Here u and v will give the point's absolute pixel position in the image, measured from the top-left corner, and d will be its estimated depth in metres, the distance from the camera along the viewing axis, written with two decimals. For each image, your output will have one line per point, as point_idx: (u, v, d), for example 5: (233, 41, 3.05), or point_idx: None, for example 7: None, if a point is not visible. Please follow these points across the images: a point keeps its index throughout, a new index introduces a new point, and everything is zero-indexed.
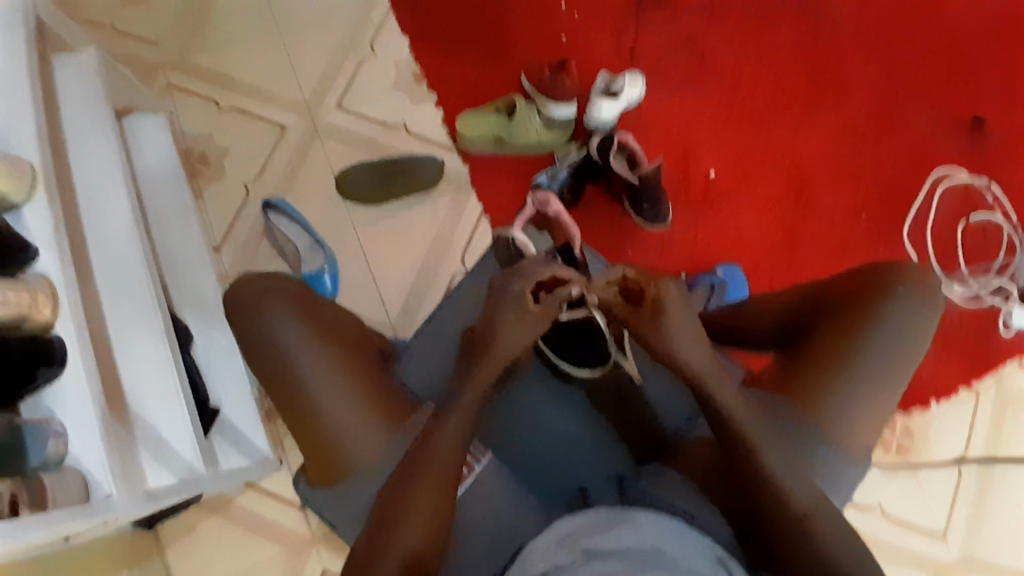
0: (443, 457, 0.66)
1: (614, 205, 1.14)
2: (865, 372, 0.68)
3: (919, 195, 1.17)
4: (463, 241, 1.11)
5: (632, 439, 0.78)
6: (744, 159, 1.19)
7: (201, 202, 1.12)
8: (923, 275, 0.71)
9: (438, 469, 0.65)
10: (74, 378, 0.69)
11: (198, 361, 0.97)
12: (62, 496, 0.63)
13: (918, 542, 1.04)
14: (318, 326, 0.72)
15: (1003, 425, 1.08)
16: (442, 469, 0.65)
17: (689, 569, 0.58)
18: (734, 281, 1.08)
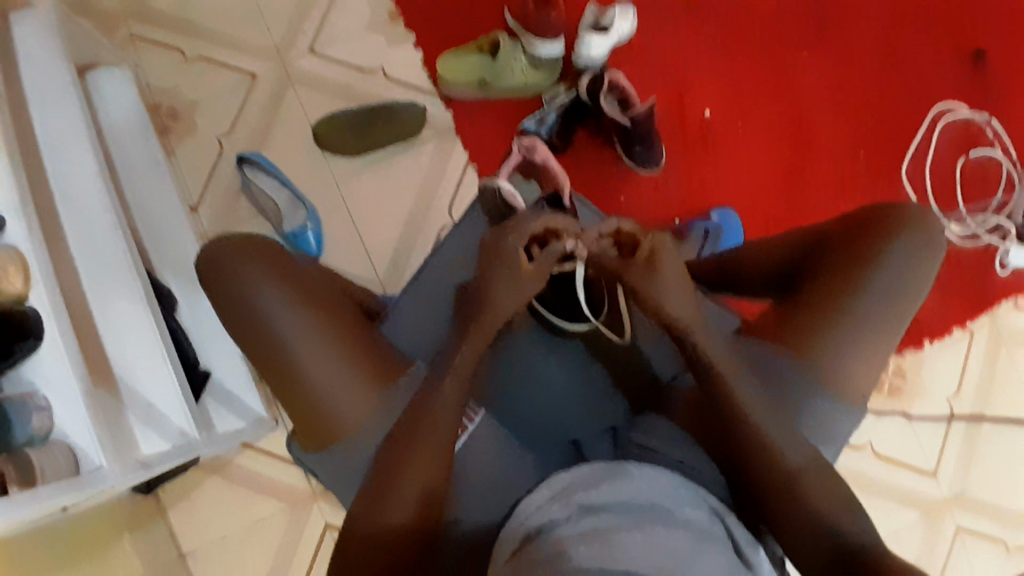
0: (438, 422, 0.65)
1: (604, 149, 1.10)
2: (862, 318, 0.67)
3: (920, 132, 1.14)
4: (450, 190, 1.07)
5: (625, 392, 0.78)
6: (740, 97, 1.14)
7: (174, 160, 1.07)
8: (922, 218, 0.69)
9: (434, 434, 0.65)
10: (52, 352, 0.67)
11: (184, 325, 0.95)
12: (51, 471, 0.63)
13: (908, 479, 1.06)
14: (300, 292, 0.69)
15: (996, 364, 1.09)
16: (439, 434, 0.65)
17: (686, 520, 0.58)
18: (728, 225, 1.05)
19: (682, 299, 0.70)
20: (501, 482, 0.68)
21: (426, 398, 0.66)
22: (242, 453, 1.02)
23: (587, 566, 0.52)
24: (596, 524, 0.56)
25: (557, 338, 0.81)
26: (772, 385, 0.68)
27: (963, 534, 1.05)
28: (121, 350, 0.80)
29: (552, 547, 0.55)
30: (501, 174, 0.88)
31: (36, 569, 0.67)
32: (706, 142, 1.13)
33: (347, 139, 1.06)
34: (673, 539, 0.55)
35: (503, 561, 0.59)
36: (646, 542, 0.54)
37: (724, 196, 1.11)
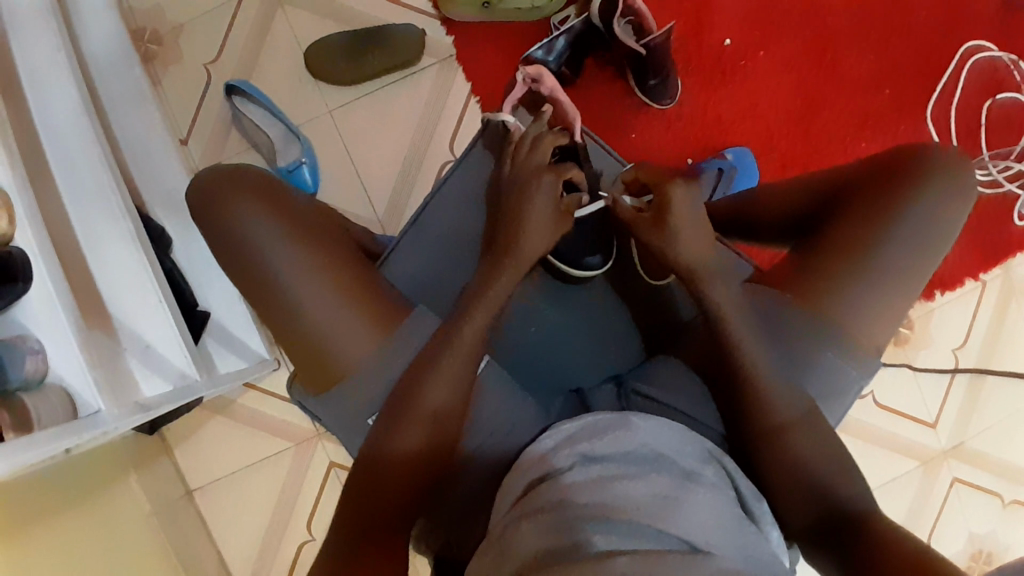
0: (446, 374, 0.63)
1: (616, 80, 1.04)
2: (880, 270, 0.64)
3: (948, 70, 1.07)
4: (451, 125, 1.02)
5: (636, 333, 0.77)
6: (763, 25, 1.06)
7: (160, 88, 1.01)
8: (956, 164, 0.65)
9: (441, 386, 0.63)
10: (43, 294, 0.64)
11: (179, 266, 0.92)
12: (47, 416, 0.61)
13: (908, 429, 1.06)
14: (298, 231, 0.66)
15: (1005, 317, 1.07)
16: (444, 387, 0.63)
17: (688, 470, 0.58)
18: (743, 164, 1.01)
19: (696, 242, 0.67)
20: (503, 434, 0.68)
21: (433, 349, 0.64)
22: (246, 394, 1.02)
23: (588, 514, 0.52)
24: (599, 474, 0.56)
25: (560, 281, 0.79)
26: (783, 334, 0.65)
27: (957, 484, 1.06)
28: (116, 292, 0.78)
29: (552, 496, 0.55)
30: (506, 107, 0.84)
31: (46, 510, 0.68)
32: (724, 73, 1.06)
33: (346, 67, 0.99)
34: (678, 491, 0.54)
35: (503, 511, 0.59)
36: (650, 492, 0.54)
37: (739, 132, 1.05)
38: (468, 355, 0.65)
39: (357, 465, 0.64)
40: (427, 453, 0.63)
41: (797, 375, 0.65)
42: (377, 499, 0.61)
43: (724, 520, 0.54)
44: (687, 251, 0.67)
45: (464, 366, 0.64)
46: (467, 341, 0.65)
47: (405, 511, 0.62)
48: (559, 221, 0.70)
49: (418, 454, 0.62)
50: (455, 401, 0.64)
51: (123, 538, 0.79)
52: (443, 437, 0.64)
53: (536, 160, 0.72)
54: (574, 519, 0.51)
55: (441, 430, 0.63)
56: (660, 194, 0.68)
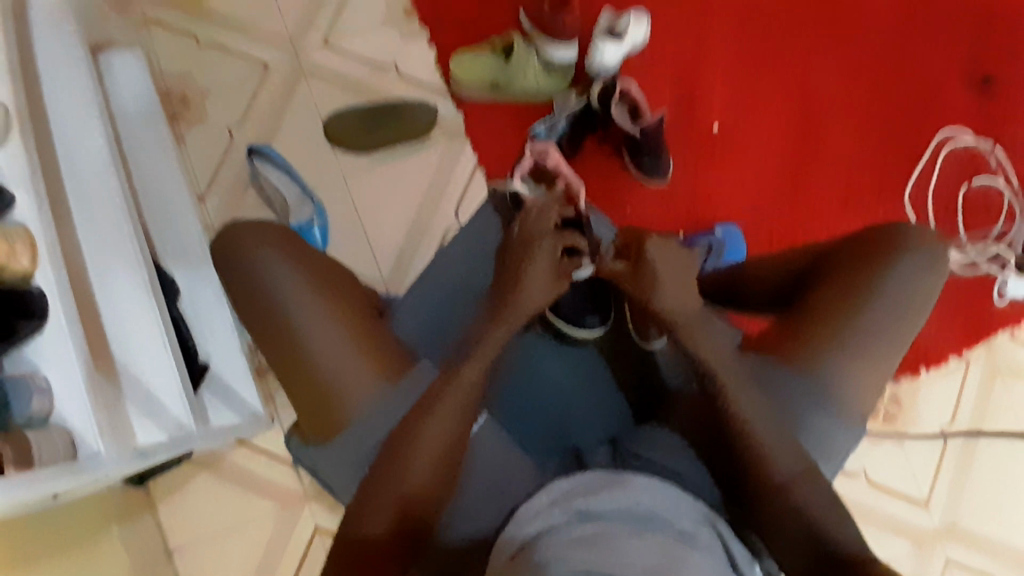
0: (441, 423, 0.65)
1: (613, 159, 1.10)
2: (863, 335, 0.67)
3: (926, 155, 1.15)
4: (457, 193, 1.07)
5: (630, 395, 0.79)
6: (749, 111, 1.15)
7: (184, 147, 1.07)
8: (927, 238, 0.70)
9: (437, 435, 0.64)
10: (58, 332, 0.67)
11: (185, 315, 0.95)
12: (48, 455, 0.61)
13: (899, 508, 1.07)
14: (314, 278, 0.70)
15: (991, 395, 1.09)
16: (440, 435, 0.65)
17: (681, 530, 0.58)
18: (731, 240, 1.07)
19: (677, 300, 0.71)
20: (500, 489, 0.68)
21: (432, 399, 0.66)
22: (236, 449, 1.01)
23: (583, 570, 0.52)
24: (593, 530, 0.56)
25: (556, 340, 0.83)
26: (775, 396, 0.67)
27: (952, 566, 1.05)
28: (122, 337, 0.79)
29: (548, 552, 0.55)
30: (514, 176, 0.89)
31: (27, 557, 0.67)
32: (714, 154, 1.13)
33: (365, 135, 1.06)
34: (672, 551, 0.55)
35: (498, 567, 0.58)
36: (644, 550, 0.54)
37: (729, 208, 1.12)
38: (466, 404, 0.67)
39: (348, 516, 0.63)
40: (418, 505, 0.63)
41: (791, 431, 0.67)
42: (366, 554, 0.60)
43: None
44: (669, 304, 0.71)
45: (460, 414, 0.66)
46: (467, 388, 0.67)
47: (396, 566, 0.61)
48: (557, 281, 0.74)
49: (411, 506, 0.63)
50: (449, 450, 0.65)
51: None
52: (435, 487, 0.64)
53: (533, 226, 0.76)
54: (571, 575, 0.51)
55: (434, 481, 0.64)
56: (637, 252, 0.73)
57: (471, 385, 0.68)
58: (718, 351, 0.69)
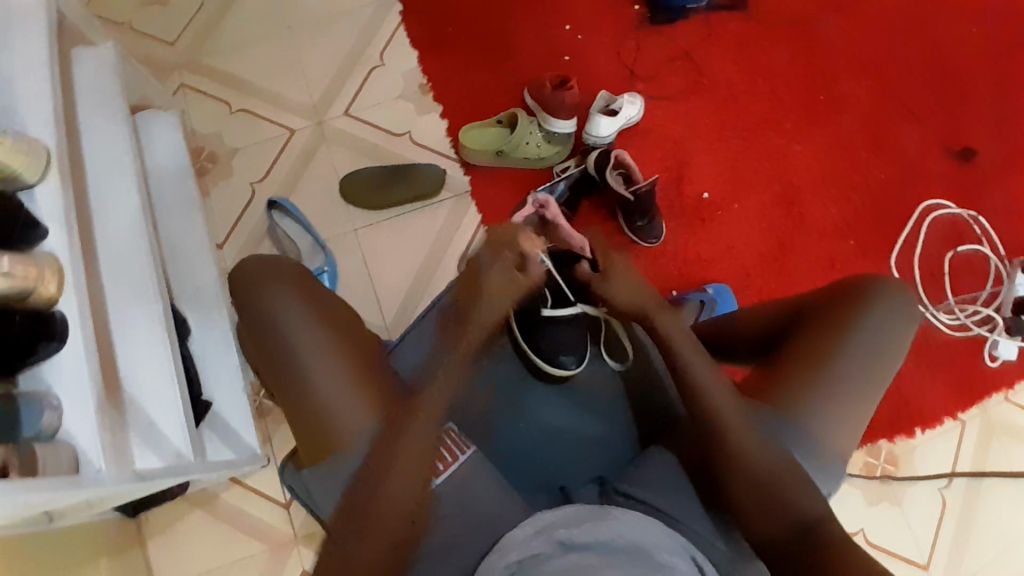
0: (408, 465, 0.67)
1: (609, 222, 1.17)
2: (848, 377, 0.70)
3: (909, 224, 1.21)
4: (461, 247, 1.13)
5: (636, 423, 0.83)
6: (737, 180, 1.22)
7: (208, 199, 1.15)
8: (899, 287, 0.75)
9: (404, 478, 0.67)
10: (74, 355, 0.70)
11: (193, 352, 0.98)
12: (51, 467, 0.63)
13: (901, 569, 1.06)
14: (313, 318, 0.72)
15: (988, 453, 1.11)
16: (406, 479, 0.67)
17: (665, 564, 0.57)
18: (723, 297, 1.11)
19: (631, 294, 0.83)
20: (487, 514, 0.69)
21: (402, 440, 0.67)
22: (231, 488, 1.02)
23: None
24: (583, 560, 0.56)
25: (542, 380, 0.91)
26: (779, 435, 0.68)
27: None
28: (133, 370, 0.83)
29: None
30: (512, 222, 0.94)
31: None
32: (704, 219, 1.20)
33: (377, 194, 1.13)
34: None
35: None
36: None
37: (718, 268, 1.17)
38: (428, 446, 0.69)
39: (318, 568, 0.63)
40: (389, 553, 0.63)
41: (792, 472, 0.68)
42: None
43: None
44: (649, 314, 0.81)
45: (424, 457, 0.68)
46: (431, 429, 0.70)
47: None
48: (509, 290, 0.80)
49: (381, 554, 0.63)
50: (416, 491, 0.67)
51: None
52: (402, 534, 0.65)
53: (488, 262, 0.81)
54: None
55: (403, 528, 0.65)
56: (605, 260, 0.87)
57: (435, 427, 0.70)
58: (724, 394, 0.71)
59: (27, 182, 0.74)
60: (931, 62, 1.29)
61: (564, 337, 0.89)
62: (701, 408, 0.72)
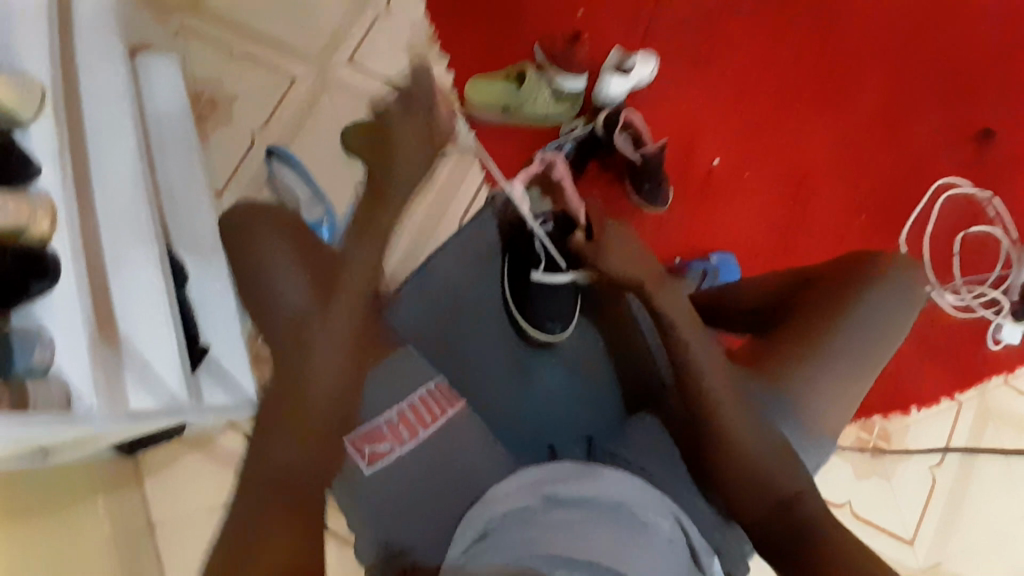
0: (327, 368, 0.67)
1: (614, 185, 1.15)
2: (842, 355, 0.71)
3: (922, 203, 1.18)
4: (463, 205, 1.13)
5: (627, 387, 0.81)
6: (748, 149, 1.19)
7: (208, 146, 1.13)
8: (900, 269, 0.75)
9: (324, 379, 0.66)
10: (66, 292, 0.69)
11: (191, 300, 0.97)
12: (43, 402, 0.63)
13: (886, 544, 1.07)
14: (262, 245, 0.76)
15: (982, 436, 1.11)
16: (327, 381, 0.67)
17: (644, 522, 0.57)
18: (727, 267, 1.09)
19: (624, 262, 0.75)
20: (476, 466, 0.68)
21: (319, 344, 0.68)
22: (227, 434, 1.03)
23: (565, 556, 0.51)
24: (564, 518, 0.55)
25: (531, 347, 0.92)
26: (768, 409, 0.69)
27: None
28: (127, 313, 0.80)
29: (520, 534, 0.55)
30: (517, 179, 0.93)
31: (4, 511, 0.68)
32: (712, 187, 1.17)
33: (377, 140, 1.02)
34: (626, 540, 0.54)
35: (455, 557, 0.57)
36: (605, 539, 0.53)
37: (723, 241, 1.15)
38: (348, 350, 0.69)
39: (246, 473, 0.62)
40: (311, 453, 0.63)
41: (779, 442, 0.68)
42: (256, 501, 0.60)
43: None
44: (619, 265, 0.75)
45: (345, 361, 0.68)
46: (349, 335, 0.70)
47: (287, 516, 0.59)
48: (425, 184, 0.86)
49: (303, 452, 0.62)
50: (339, 392, 0.67)
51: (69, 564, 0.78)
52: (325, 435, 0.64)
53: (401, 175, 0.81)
54: (549, 560, 0.51)
55: (328, 430, 0.65)
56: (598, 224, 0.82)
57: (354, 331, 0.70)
58: (715, 361, 0.70)
59: (21, 120, 0.72)
60: (956, 35, 1.26)
61: (551, 305, 0.90)
62: (687, 371, 0.70)
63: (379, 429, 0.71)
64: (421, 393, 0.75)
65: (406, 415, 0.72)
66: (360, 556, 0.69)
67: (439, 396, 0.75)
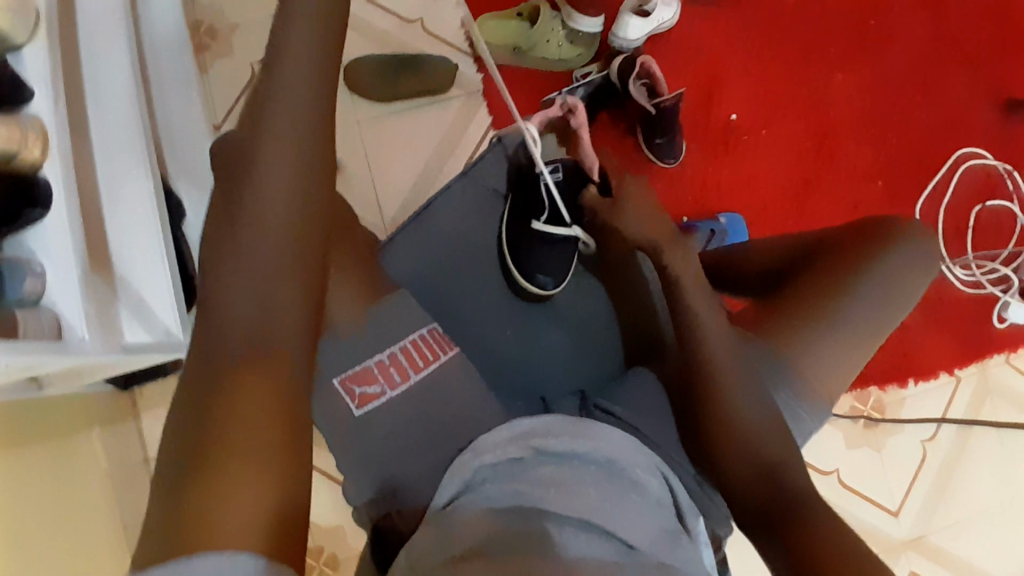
0: (272, 196, 0.61)
1: (626, 137, 1.11)
2: (847, 323, 0.69)
3: (942, 172, 1.14)
4: (468, 150, 1.09)
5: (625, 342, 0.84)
6: (769, 104, 1.14)
7: (207, 77, 1.09)
8: (914, 239, 0.73)
9: (273, 205, 0.61)
10: (58, 222, 0.66)
11: (188, 238, 0.95)
12: (34, 331, 0.61)
13: (871, 513, 1.08)
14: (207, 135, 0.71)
15: (978, 414, 1.11)
16: (266, 246, 0.60)
17: (636, 481, 0.57)
18: (735, 228, 1.07)
19: (644, 224, 0.77)
20: (467, 415, 0.69)
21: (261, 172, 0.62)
22: None
23: (554, 512, 0.51)
24: (553, 472, 0.55)
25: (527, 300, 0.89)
26: (765, 375, 0.68)
27: None
28: (125, 249, 0.78)
29: (509, 486, 0.54)
30: (535, 121, 0.87)
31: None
32: (728, 144, 1.13)
33: (359, 80, 1.07)
34: (616, 496, 0.53)
35: (436, 510, 0.57)
36: (597, 495, 0.53)
37: (735, 200, 1.12)
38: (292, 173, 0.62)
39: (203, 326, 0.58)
40: (257, 336, 0.58)
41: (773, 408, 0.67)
42: (215, 375, 0.55)
43: (669, 540, 0.53)
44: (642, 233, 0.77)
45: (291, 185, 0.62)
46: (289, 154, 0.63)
47: (241, 395, 0.54)
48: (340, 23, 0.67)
49: (266, 286, 0.60)
50: (288, 218, 0.62)
51: (64, 495, 0.80)
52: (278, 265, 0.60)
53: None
54: (535, 515, 0.51)
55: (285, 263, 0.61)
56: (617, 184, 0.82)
57: (301, 151, 0.63)
58: (717, 325, 0.69)
59: (14, 43, 0.66)
60: None
61: (549, 259, 0.88)
62: (690, 333, 0.69)
63: (369, 369, 0.69)
64: (413, 336, 0.72)
65: (398, 357, 0.70)
66: (347, 497, 0.70)
67: (434, 340, 0.73)
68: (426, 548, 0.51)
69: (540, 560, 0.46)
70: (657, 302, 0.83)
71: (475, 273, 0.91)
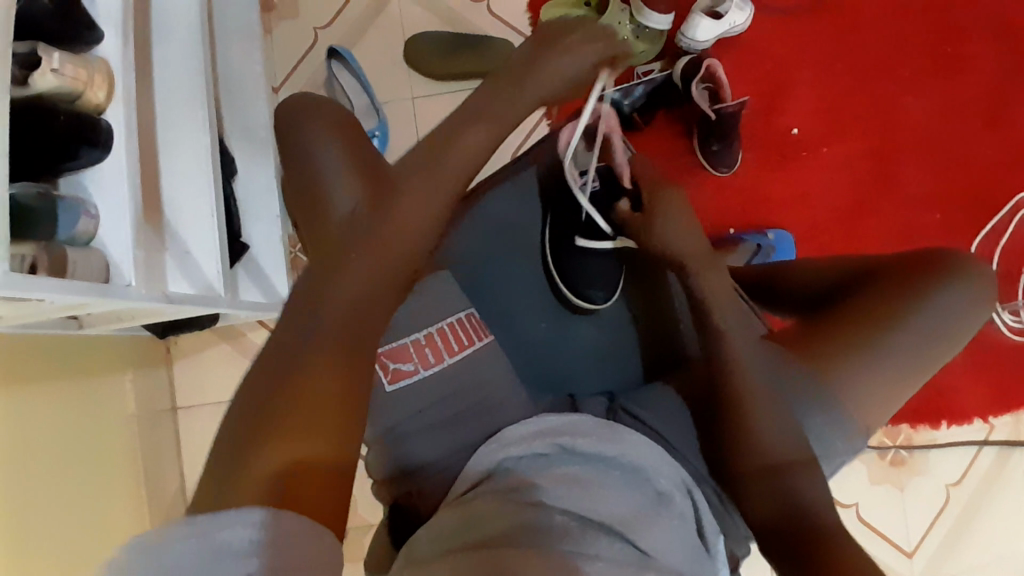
0: (379, 276, 0.64)
1: (680, 140, 1.09)
2: (893, 349, 0.67)
3: (1003, 210, 1.09)
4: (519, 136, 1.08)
5: (651, 353, 0.82)
6: (832, 119, 1.11)
7: (269, 37, 1.10)
8: (972, 273, 0.70)
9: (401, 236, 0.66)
10: (115, 167, 0.66)
11: (237, 194, 0.97)
12: (81, 273, 0.61)
13: (884, 552, 1.05)
14: (306, 116, 0.70)
15: (1009, 464, 1.06)
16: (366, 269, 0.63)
17: (659, 491, 0.55)
18: (782, 247, 1.05)
19: (679, 242, 0.78)
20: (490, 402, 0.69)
21: (372, 244, 0.64)
22: (256, 329, 1.08)
23: (563, 508, 0.50)
24: (577, 471, 0.54)
25: (559, 301, 0.87)
26: (798, 393, 0.66)
27: None
28: (173, 198, 0.80)
29: (527, 478, 0.54)
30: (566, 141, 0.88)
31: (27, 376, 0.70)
32: (784, 154, 1.10)
33: (412, 58, 1.07)
34: (638, 507, 0.52)
35: (455, 495, 0.58)
36: (621, 505, 0.51)
37: (784, 214, 1.09)
38: (390, 276, 0.64)
39: (294, 332, 0.59)
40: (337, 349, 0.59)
41: (803, 427, 0.65)
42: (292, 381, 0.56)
43: (686, 550, 0.51)
44: (673, 245, 0.79)
45: (385, 286, 0.64)
46: (410, 238, 0.67)
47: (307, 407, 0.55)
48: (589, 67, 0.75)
49: (361, 303, 0.62)
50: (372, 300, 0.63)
51: (91, 429, 0.82)
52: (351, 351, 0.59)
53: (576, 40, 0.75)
54: (545, 505, 0.50)
55: (367, 321, 0.61)
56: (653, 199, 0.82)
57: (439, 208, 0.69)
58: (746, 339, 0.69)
59: None
60: None
61: (589, 266, 0.88)
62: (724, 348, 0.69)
63: (406, 348, 0.71)
64: (451, 320, 0.74)
65: (435, 339, 0.73)
66: (370, 470, 0.71)
67: (471, 325, 0.75)
68: (435, 533, 0.52)
69: (552, 550, 0.45)
70: (679, 313, 0.83)
71: (513, 259, 0.89)
